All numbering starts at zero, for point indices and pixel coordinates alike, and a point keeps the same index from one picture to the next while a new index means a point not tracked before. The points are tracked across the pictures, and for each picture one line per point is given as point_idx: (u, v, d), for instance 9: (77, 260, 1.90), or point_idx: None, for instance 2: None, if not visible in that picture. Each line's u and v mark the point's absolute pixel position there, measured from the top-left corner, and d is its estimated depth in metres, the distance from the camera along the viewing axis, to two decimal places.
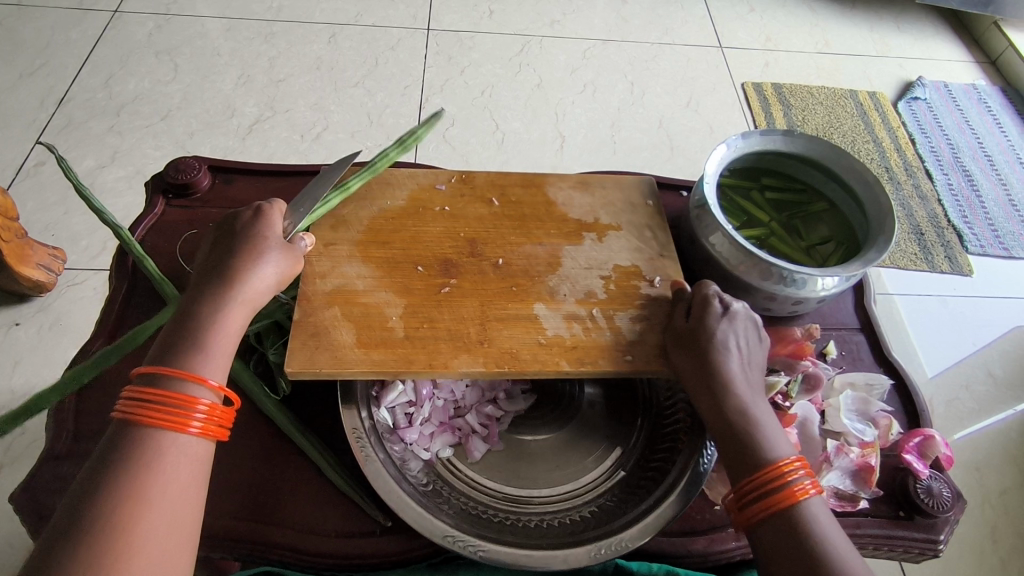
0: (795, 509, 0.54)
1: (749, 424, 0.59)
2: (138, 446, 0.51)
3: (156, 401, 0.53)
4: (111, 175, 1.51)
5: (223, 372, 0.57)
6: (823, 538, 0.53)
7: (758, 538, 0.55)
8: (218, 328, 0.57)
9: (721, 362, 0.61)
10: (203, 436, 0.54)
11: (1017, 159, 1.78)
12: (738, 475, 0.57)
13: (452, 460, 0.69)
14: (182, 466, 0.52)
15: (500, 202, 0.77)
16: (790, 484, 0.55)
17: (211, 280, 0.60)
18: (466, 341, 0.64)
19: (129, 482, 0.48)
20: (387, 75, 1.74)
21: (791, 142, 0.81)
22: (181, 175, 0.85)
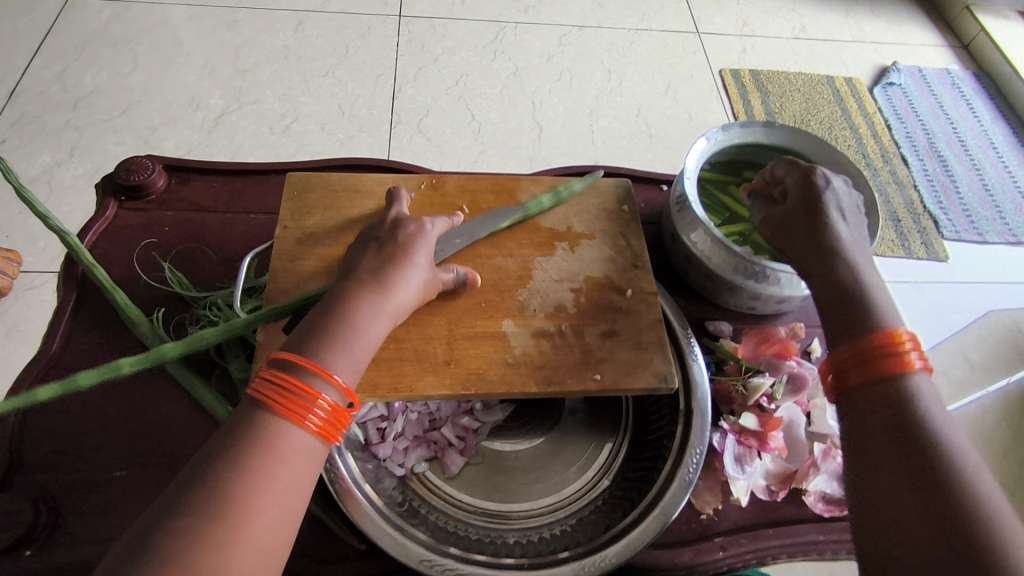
0: (898, 374, 0.52)
1: (857, 291, 0.58)
2: (261, 434, 0.46)
3: (289, 387, 0.48)
4: (69, 172, 1.44)
5: (352, 376, 0.52)
6: (928, 410, 0.50)
7: (850, 402, 0.54)
8: (361, 333, 0.53)
9: (830, 238, 0.62)
10: (321, 435, 0.49)
11: (989, 143, 1.79)
12: (842, 339, 0.57)
13: (427, 476, 0.66)
14: (293, 470, 0.46)
15: (469, 210, 0.74)
16: (898, 348, 0.53)
17: (359, 273, 0.58)
18: (432, 362, 0.62)
19: (249, 476, 0.44)
20: (358, 64, 1.68)
21: (772, 134, 0.79)
22: (134, 176, 0.80)
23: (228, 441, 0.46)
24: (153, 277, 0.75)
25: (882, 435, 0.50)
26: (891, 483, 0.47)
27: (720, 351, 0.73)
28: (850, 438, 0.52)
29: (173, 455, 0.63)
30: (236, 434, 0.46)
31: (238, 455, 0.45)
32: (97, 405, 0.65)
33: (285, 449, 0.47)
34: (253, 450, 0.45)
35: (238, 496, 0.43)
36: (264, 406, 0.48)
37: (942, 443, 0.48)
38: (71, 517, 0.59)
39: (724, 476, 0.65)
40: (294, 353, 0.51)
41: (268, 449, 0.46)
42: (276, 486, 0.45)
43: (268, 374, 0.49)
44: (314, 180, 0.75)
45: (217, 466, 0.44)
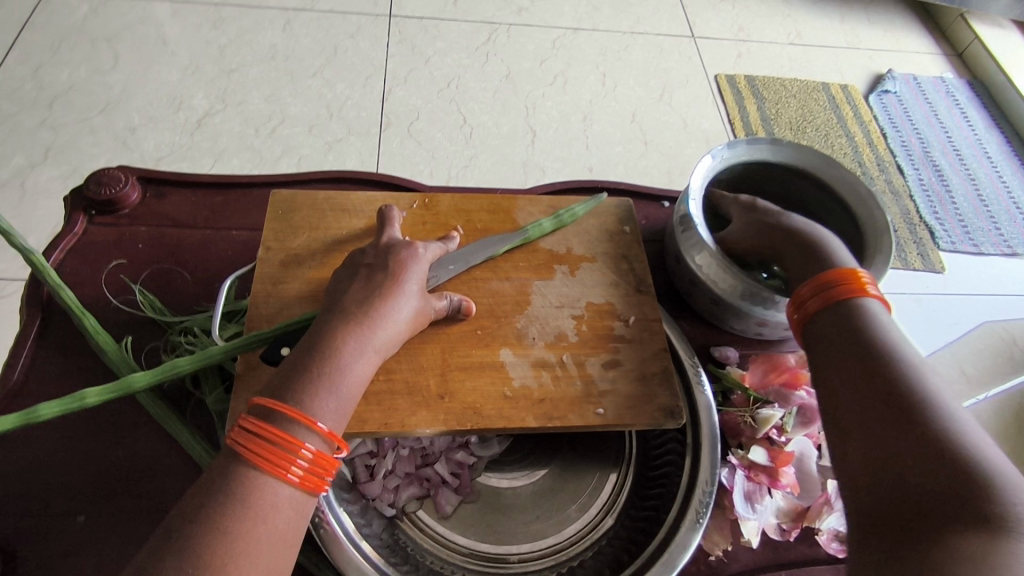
0: (858, 303, 0.56)
1: (817, 246, 0.63)
2: (239, 493, 0.43)
3: (268, 438, 0.45)
4: (44, 175, 1.38)
5: (338, 420, 0.49)
6: (889, 334, 0.54)
7: (814, 334, 0.57)
8: (347, 371, 0.50)
9: (780, 218, 0.66)
10: (305, 488, 0.46)
11: (984, 153, 1.78)
12: (804, 282, 0.61)
13: (419, 516, 0.62)
14: (277, 528, 0.43)
15: (464, 230, 0.70)
16: (858, 283, 0.58)
17: (345, 305, 0.54)
18: (425, 396, 0.58)
19: (226, 541, 0.41)
20: (346, 65, 1.63)
21: (779, 152, 0.76)
22: (105, 189, 0.75)
23: (203, 502, 0.43)
24: (125, 299, 0.70)
25: (849, 357, 0.53)
26: (857, 396, 0.51)
27: (727, 378, 0.69)
28: (819, 365, 0.56)
29: (145, 496, 0.59)
30: (212, 494, 0.43)
31: (213, 518, 0.42)
32: (62, 440, 0.60)
33: (265, 508, 0.43)
34: (231, 511, 0.42)
35: (213, 566, 0.40)
36: (242, 460, 0.45)
37: (906, 363, 0.51)
38: (32, 564, 0.55)
39: (732, 515, 0.62)
40: (274, 399, 0.47)
41: (246, 510, 0.43)
42: (254, 551, 0.42)
43: (246, 424, 0.46)
44: (299, 198, 0.70)
45: (190, 532, 0.41)
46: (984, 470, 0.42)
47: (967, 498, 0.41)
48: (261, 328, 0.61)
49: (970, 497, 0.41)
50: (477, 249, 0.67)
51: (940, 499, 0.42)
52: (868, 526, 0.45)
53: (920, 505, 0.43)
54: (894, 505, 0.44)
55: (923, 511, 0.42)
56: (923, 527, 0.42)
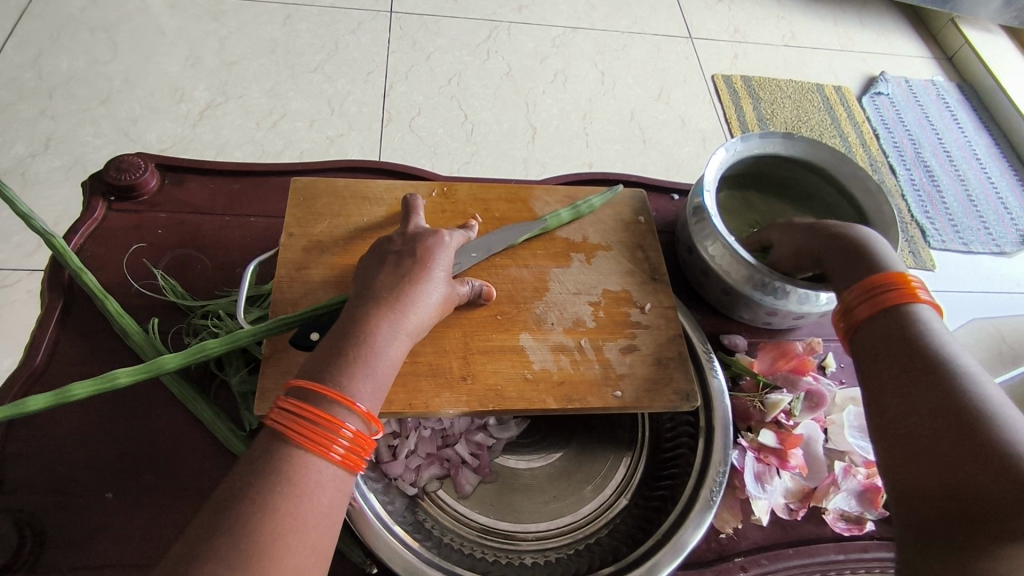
0: (908, 307, 0.56)
1: (856, 247, 0.62)
2: (283, 469, 0.44)
3: (310, 418, 0.46)
4: (44, 165, 1.37)
5: (374, 401, 0.50)
6: (942, 338, 0.53)
7: (863, 341, 0.57)
8: (381, 353, 0.51)
9: (815, 228, 0.67)
10: (346, 466, 0.47)
11: (974, 155, 1.82)
12: (848, 289, 0.61)
13: (441, 495, 0.64)
14: (322, 504, 0.45)
15: (482, 219, 0.71)
16: (904, 287, 0.57)
17: (376, 290, 0.55)
18: (448, 377, 0.60)
19: (275, 515, 0.42)
20: (348, 60, 1.64)
21: (790, 146, 0.78)
22: (124, 175, 0.76)
23: (250, 477, 0.44)
24: (146, 284, 0.71)
25: (899, 362, 0.53)
26: (908, 403, 0.50)
27: (735, 364, 0.71)
28: (868, 372, 0.55)
29: (171, 475, 0.60)
30: (257, 471, 0.44)
31: (261, 493, 0.43)
32: (89, 420, 0.61)
33: (310, 484, 0.45)
34: (277, 487, 0.43)
35: (264, 538, 0.41)
36: (285, 439, 0.46)
37: (960, 365, 0.50)
38: (62, 541, 0.56)
39: (744, 494, 0.64)
40: (312, 380, 0.49)
41: (292, 485, 0.44)
42: (302, 524, 0.43)
43: (286, 405, 0.47)
44: (320, 185, 0.72)
45: (239, 506, 0.42)
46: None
47: (1017, 507, 0.41)
48: (286, 312, 0.62)
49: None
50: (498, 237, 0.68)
51: (994, 506, 0.42)
52: (923, 539, 0.45)
53: (973, 515, 0.42)
54: (944, 517, 0.44)
55: (974, 522, 0.42)
56: (976, 538, 0.42)
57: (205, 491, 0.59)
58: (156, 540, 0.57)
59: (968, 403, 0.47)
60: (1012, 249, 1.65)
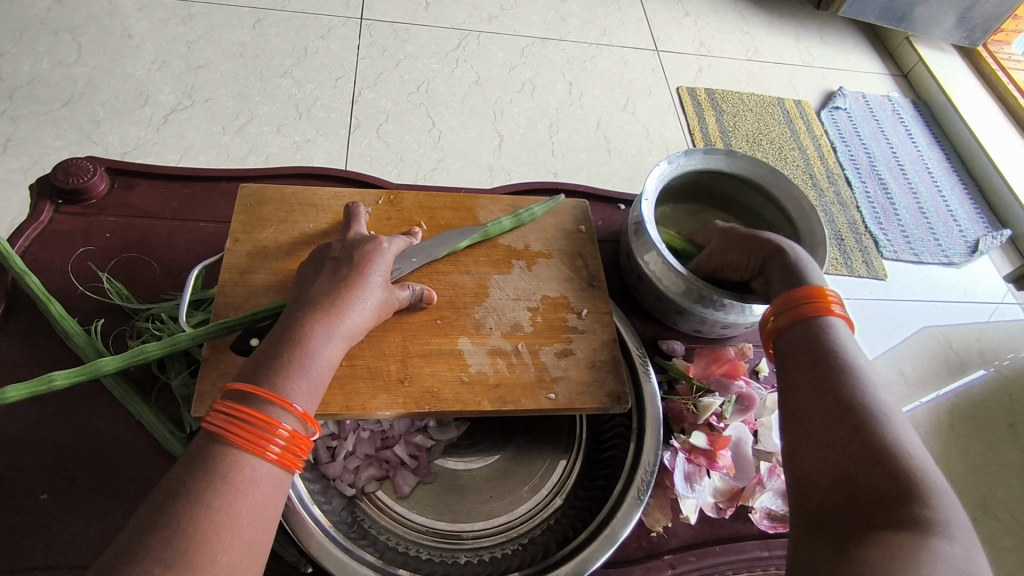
0: (822, 319, 0.59)
1: (795, 262, 0.65)
2: (218, 468, 0.45)
3: (245, 418, 0.47)
4: (1, 166, 1.36)
5: (310, 401, 0.51)
6: (851, 349, 0.57)
7: (782, 347, 0.60)
8: (317, 354, 0.53)
9: (758, 237, 0.69)
10: (282, 465, 0.48)
11: (925, 169, 1.89)
12: (776, 298, 0.63)
13: (380, 495, 0.65)
14: (258, 501, 0.45)
15: (427, 226, 0.73)
16: (824, 300, 0.60)
17: (313, 296, 0.57)
18: (387, 379, 0.61)
19: (207, 511, 0.42)
20: (317, 66, 1.65)
21: (732, 163, 0.81)
22: (73, 178, 0.76)
23: (183, 478, 0.44)
24: (90, 286, 0.71)
25: (811, 368, 0.56)
26: (817, 405, 0.53)
27: (671, 370, 0.74)
28: (784, 374, 0.58)
29: (108, 476, 0.60)
30: (190, 471, 0.44)
31: (194, 492, 0.43)
32: (26, 421, 0.61)
33: (245, 482, 0.45)
34: (211, 485, 0.44)
35: (197, 536, 0.41)
36: (220, 440, 0.46)
37: (863, 375, 0.54)
38: None
39: (673, 494, 0.67)
40: (248, 384, 0.49)
41: (227, 484, 0.44)
42: (236, 520, 0.43)
43: (222, 407, 0.47)
44: (268, 192, 0.73)
45: (172, 505, 0.42)
46: (920, 476, 0.46)
47: (904, 506, 0.44)
48: (227, 316, 0.63)
49: (907, 501, 0.44)
50: (441, 243, 0.70)
51: (880, 501, 0.45)
52: (812, 525, 0.47)
53: (861, 508, 0.46)
54: (839, 505, 0.47)
55: (861, 514, 0.45)
56: (858, 524, 0.45)
57: (142, 491, 0.60)
58: (90, 539, 0.57)
59: (866, 410, 0.51)
60: (959, 259, 1.71)
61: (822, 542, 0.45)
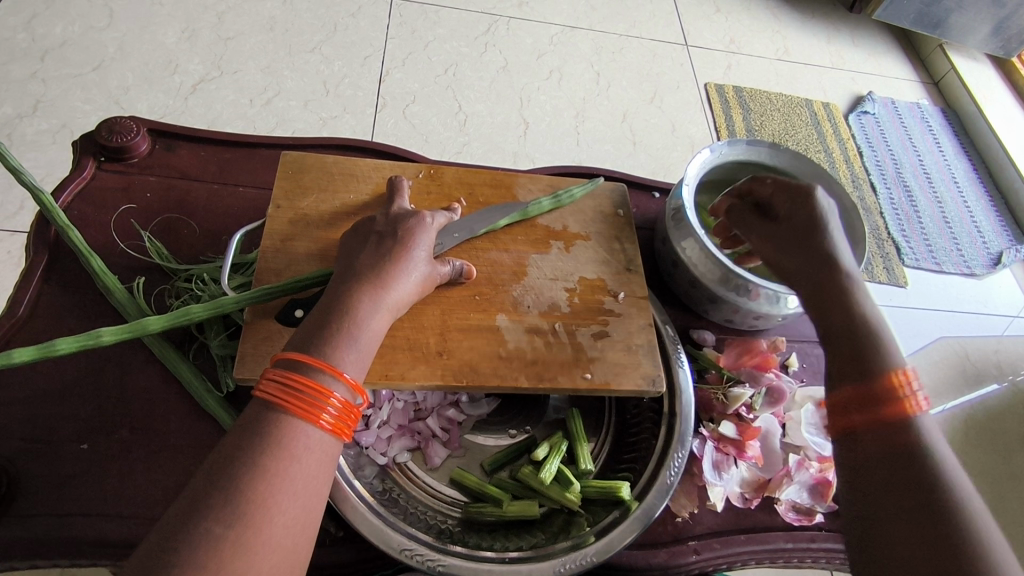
0: (903, 420, 0.51)
1: (868, 334, 0.57)
2: (272, 435, 0.45)
3: (298, 387, 0.47)
4: (32, 126, 1.36)
5: (359, 371, 0.51)
6: (943, 460, 0.49)
7: (853, 446, 0.53)
8: (365, 325, 0.53)
9: (911, 422, 0.51)
10: (334, 433, 0.48)
11: (951, 178, 1.87)
12: (842, 385, 0.56)
13: (409, 465, 0.66)
14: (311, 470, 0.46)
15: (467, 203, 0.73)
16: (899, 395, 0.52)
17: (360, 269, 0.57)
18: (424, 351, 0.61)
19: (262, 474, 0.43)
20: (346, 43, 1.64)
21: (776, 156, 0.80)
22: (116, 136, 0.76)
23: (240, 443, 0.45)
24: (132, 244, 0.72)
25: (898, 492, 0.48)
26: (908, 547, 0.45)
27: (547, 493, 0.64)
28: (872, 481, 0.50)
29: (149, 431, 0.61)
30: (247, 434, 0.45)
31: (251, 456, 0.44)
32: (70, 373, 0.62)
33: (298, 448, 0.45)
34: (266, 451, 0.44)
35: (253, 499, 0.42)
36: (274, 407, 0.47)
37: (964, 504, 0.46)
38: (34, 489, 0.57)
39: (701, 481, 0.67)
40: (300, 353, 0.50)
41: (281, 448, 0.45)
42: (291, 485, 0.44)
43: (277, 375, 0.48)
44: (310, 161, 0.73)
45: (231, 468, 0.43)
46: None
47: None
48: (270, 281, 0.64)
49: None
50: (483, 220, 0.71)
51: None
52: None
53: None
54: None
55: None
56: None
57: (178, 447, 0.60)
58: (129, 489, 0.58)
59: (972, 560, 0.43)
60: (981, 270, 1.70)
61: None
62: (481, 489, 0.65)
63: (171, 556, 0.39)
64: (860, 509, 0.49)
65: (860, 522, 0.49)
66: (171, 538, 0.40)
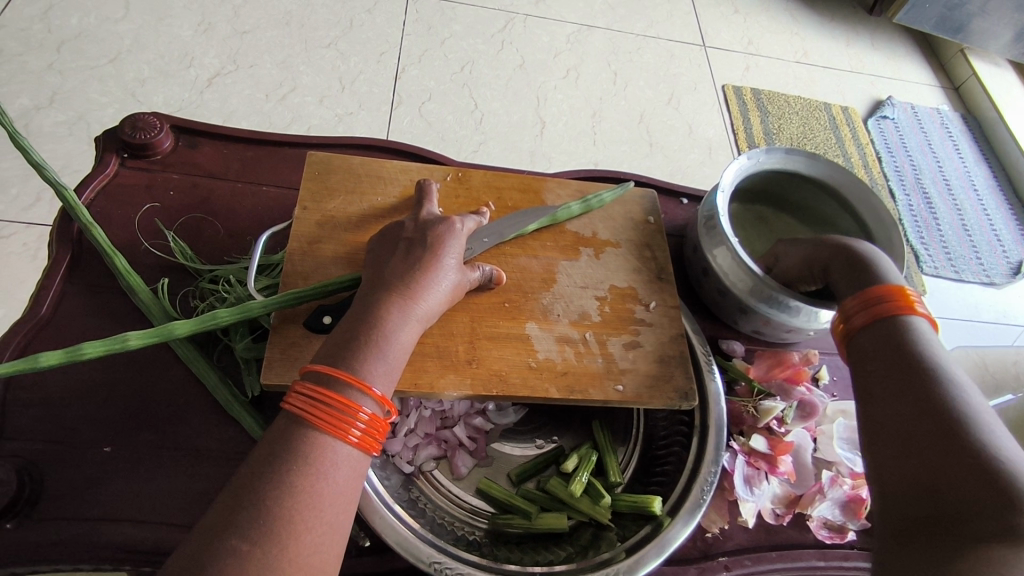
0: (902, 319, 0.57)
1: (866, 260, 0.63)
2: (300, 450, 0.44)
3: (326, 401, 0.46)
4: (48, 118, 1.35)
5: (388, 385, 0.50)
6: (937, 351, 0.54)
7: (858, 348, 0.58)
8: (394, 338, 0.52)
9: (906, 320, 0.57)
10: (362, 448, 0.47)
11: (971, 186, 1.85)
12: (847, 299, 0.62)
13: (436, 474, 0.66)
14: (340, 486, 0.44)
15: (495, 207, 0.72)
16: (902, 300, 0.58)
17: (389, 278, 0.56)
18: (453, 359, 0.60)
19: (290, 491, 0.42)
20: (362, 39, 1.63)
21: (813, 166, 0.78)
22: (139, 132, 0.75)
23: (267, 459, 0.44)
24: (155, 243, 0.71)
25: (893, 373, 0.54)
26: (902, 418, 0.51)
27: (577, 505, 0.63)
28: (870, 369, 0.56)
29: (172, 435, 0.60)
30: (276, 450, 0.44)
31: (278, 472, 0.43)
32: (94, 375, 0.62)
33: (327, 465, 0.44)
34: (295, 467, 0.43)
35: (282, 517, 0.41)
36: (302, 421, 0.46)
37: (954, 383, 0.52)
38: (56, 493, 0.56)
39: (732, 495, 0.65)
40: (328, 365, 0.49)
41: (310, 464, 0.44)
42: (319, 503, 0.43)
43: (304, 389, 0.47)
44: (336, 162, 0.72)
45: (259, 485, 0.42)
46: (1019, 478, 0.43)
47: (1004, 512, 0.42)
48: (297, 285, 0.62)
49: (1004, 511, 0.42)
50: (513, 224, 0.69)
51: (976, 513, 0.43)
52: (899, 536, 0.46)
53: (956, 520, 0.44)
54: (927, 508, 0.45)
55: (953, 526, 0.43)
56: (953, 534, 0.43)
57: (202, 452, 0.59)
58: (152, 495, 0.57)
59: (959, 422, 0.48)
60: (1001, 280, 1.67)
61: (915, 550, 0.44)
62: (506, 499, 0.64)
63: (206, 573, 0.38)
64: (869, 407, 0.54)
65: (870, 423, 0.53)
66: (204, 556, 0.39)
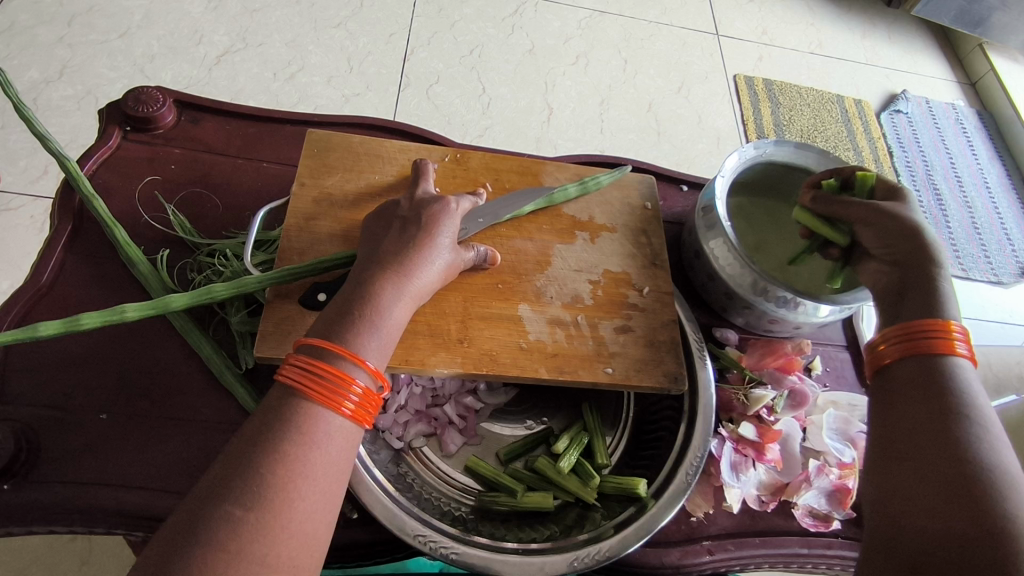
0: (942, 358, 0.53)
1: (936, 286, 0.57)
2: (293, 419, 0.45)
3: (320, 372, 0.47)
4: (57, 92, 1.36)
5: (380, 359, 0.51)
6: (975, 401, 0.50)
7: (890, 379, 0.55)
8: (388, 313, 0.52)
9: (949, 361, 0.53)
10: (355, 420, 0.48)
11: (983, 183, 1.83)
12: (890, 325, 0.57)
13: (426, 451, 0.67)
14: (330, 465, 0.45)
15: (493, 188, 0.72)
16: (948, 336, 0.54)
17: (384, 255, 0.56)
18: (445, 338, 0.61)
19: (281, 457, 0.43)
20: (372, 20, 1.62)
21: (824, 162, 0.77)
22: (142, 106, 0.76)
23: (260, 428, 0.44)
24: (155, 216, 0.72)
25: (924, 415, 0.51)
26: (926, 466, 0.48)
27: (564, 484, 0.65)
28: (900, 404, 0.53)
29: (168, 405, 0.61)
30: (269, 419, 0.45)
31: (271, 439, 0.43)
32: (92, 344, 0.63)
33: (319, 435, 0.45)
34: (288, 434, 0.44)
35: (273, 482, 0.42)
36: (296, 393, 0.46)
37: (986, 438, 0.48)
38: (53, 456, 0.57)
39: (718, 482, 0.66)
40: (322, 339, 0.49)
41: (302, 434, 0.44)
42: (310, 470, 0.43)
43: (299, 361, 0.47)
44: (336, 139, 0.72)
45: (251, 452, 0.43)
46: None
47: None
48: (293, 261, 0.63)
49: None
50: (511, 206, 0.69)
51: None
52: None
53: None
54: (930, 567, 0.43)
55: None
56: None
57: (197, 422, 0.61)
58: (146, 461, 0.58)
59: (985, 486, 0.45)
60: (1008, 279, 1.66)
61: None
62: (492, 476, 0.65)
63: (194, 534, 0.39)
64: (894, 444, 0.51)
65: (891, 460, 0.50)
66: (191, 520, 0.40)
